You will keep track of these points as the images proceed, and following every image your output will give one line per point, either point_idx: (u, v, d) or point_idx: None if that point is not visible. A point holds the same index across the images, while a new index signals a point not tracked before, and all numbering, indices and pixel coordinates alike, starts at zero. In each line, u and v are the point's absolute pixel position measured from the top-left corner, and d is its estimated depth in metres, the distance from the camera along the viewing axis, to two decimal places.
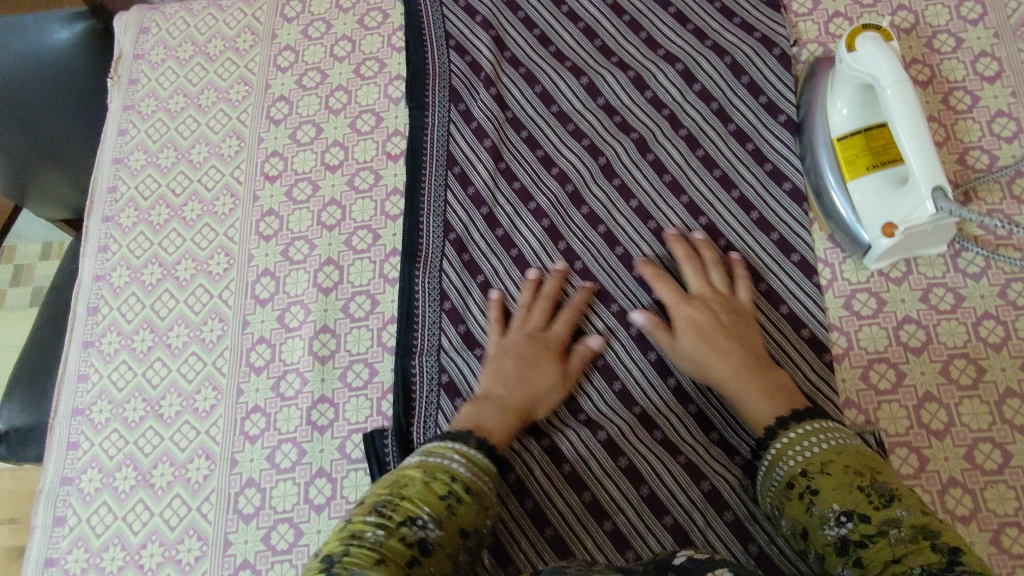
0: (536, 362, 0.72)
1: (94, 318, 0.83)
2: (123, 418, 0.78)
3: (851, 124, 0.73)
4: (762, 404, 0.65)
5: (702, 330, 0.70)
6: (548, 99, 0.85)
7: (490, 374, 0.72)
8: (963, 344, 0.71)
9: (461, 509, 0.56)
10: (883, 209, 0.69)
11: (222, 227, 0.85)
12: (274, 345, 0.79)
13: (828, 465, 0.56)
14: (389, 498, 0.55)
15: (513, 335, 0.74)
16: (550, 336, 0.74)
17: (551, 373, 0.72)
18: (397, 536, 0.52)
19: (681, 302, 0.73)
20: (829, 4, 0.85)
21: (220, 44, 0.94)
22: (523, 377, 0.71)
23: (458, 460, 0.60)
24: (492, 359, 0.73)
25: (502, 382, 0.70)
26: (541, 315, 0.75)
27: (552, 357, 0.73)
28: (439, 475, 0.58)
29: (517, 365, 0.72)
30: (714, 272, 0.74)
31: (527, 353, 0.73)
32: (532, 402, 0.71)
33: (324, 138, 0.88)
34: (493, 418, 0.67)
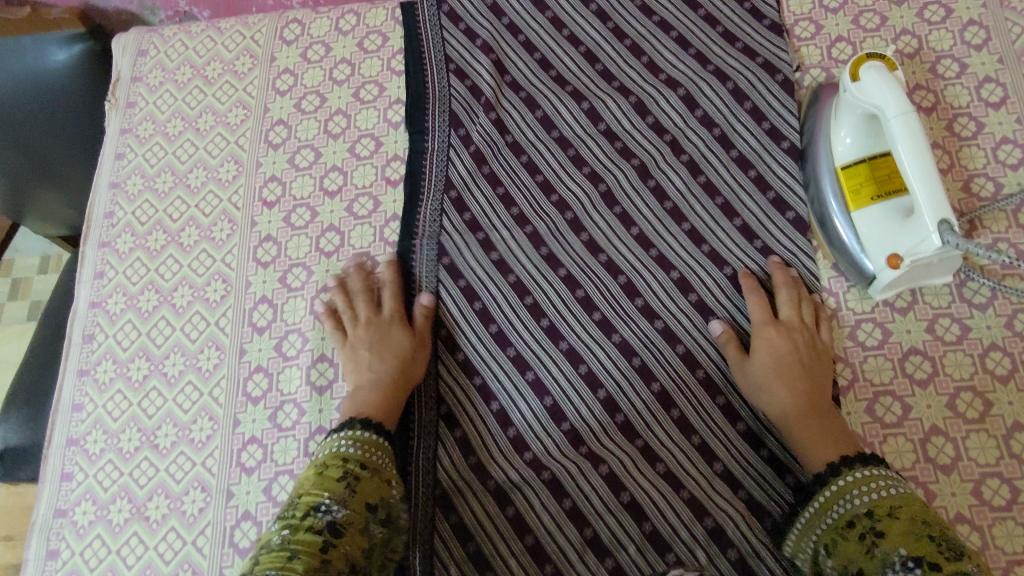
0: (385, 336, 0.75)
1: (90, 346, 0.82)
2: (118, 448, 0.77)
3: (854, 153, 0.72)
4: (820, 446, 0.65)
5: (786, 355, 0.69)
6: (549, 124, 0.85)
7: (354, 367, 0.74)
8: (969, 377, 0.70)
9: (360, 487, 0.62)
10: (888, 240, 0.68)
11: (219, 253, 0.84)
12: (271, 374, 0.78)
13: (896, 511, 0.57)
14: (291, 502, 0.61)
15: (352, 325, 0.76)
16: (384, 317, 0.76)
17: (403, 334, 0.75)
18: (303, 527, 0.57)
19: (770, 325, 0.72)
20: (832, 28, 0.85)
21: (218, 67, 0.94)
22: (385, 352, 0.74)
23: (347, 443, 0.65)
24: (348, 355, 0.75)
25: (367, 369, 0.73)
26: (366, 303, 0.77)
27: (399, 330, 0.76)
28: (331, 463, 0.63)
29: (375, 347, 0.74)
30: (803, 302, 0.73)
31: (380, 332, 0.75)
32: (406, 364, 0.74)
33: (323, 163, 0.87)
34: (373, 399, 0.71)
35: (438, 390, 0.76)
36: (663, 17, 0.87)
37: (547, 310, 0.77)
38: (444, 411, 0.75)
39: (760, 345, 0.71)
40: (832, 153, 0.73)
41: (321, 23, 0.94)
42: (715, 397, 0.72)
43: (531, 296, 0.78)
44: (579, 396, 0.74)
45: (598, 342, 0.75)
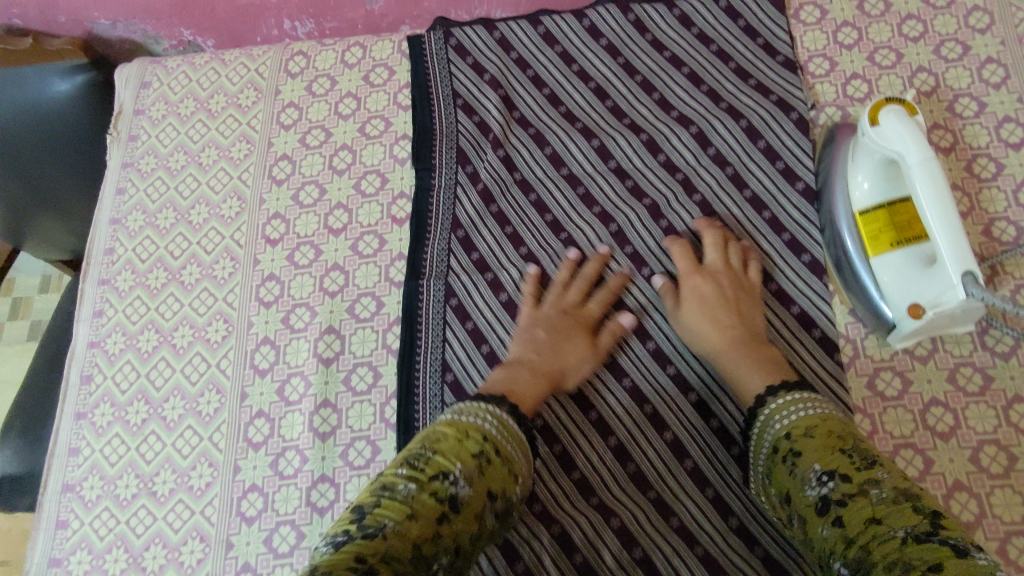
0: (570, 337, 0.73)
1: (88, 388, 0.80)
2: (115, 496, 0.75)
3: (873, 198, 0.70)
4: (750, 377, 0.66)
5: (710, 298, 0.72)
6: (558, 161, 0.83)
7: (522, 344, 0.73)
8: (993, 430, 0.67)
9: (490, 470, 0.57)
10: (910, 290, 0.66)
11: (221, 292, 0.82)
12: (273, 420, 0.76)
13: (814, 429, 0.57)
14: (423, 452, 0.57)
15: (547, 308, 0.75)
16: (585, 314, 0.75)
17: (583, 349, 0.73)
18: (427, 490, 0.53)
19: (693, 270, 0.74)
20: (847, 65, 0.83)
21: (222, 100, 0.92)
22: (556, 349, 0.72)
23: (489, 419, 0.61)
24: (524, 331, 0.74)
25: (534, 350, 0.72)
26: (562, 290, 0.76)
27: (583, 332, 0.74)
28: (471, 433, 0.59)
29: (550, 338, 0.72)
30: (730, 249, 0.75)
31: (565, 329, 0.73)
32: (563, 371, 0.72)
33: (327, 200, 0.85)
34: (524, 381, 0.69)
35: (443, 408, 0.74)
36: (674, 52, 0.86)
37: None
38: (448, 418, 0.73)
39: (688, 292, 0.73)
40: (850, 197, 0.72)
41: (326, 55, 0.92)
42: (729, 447, 0.70)
43: None
44: (590, 443, 0.72)
45: (609, 387, 0.74)
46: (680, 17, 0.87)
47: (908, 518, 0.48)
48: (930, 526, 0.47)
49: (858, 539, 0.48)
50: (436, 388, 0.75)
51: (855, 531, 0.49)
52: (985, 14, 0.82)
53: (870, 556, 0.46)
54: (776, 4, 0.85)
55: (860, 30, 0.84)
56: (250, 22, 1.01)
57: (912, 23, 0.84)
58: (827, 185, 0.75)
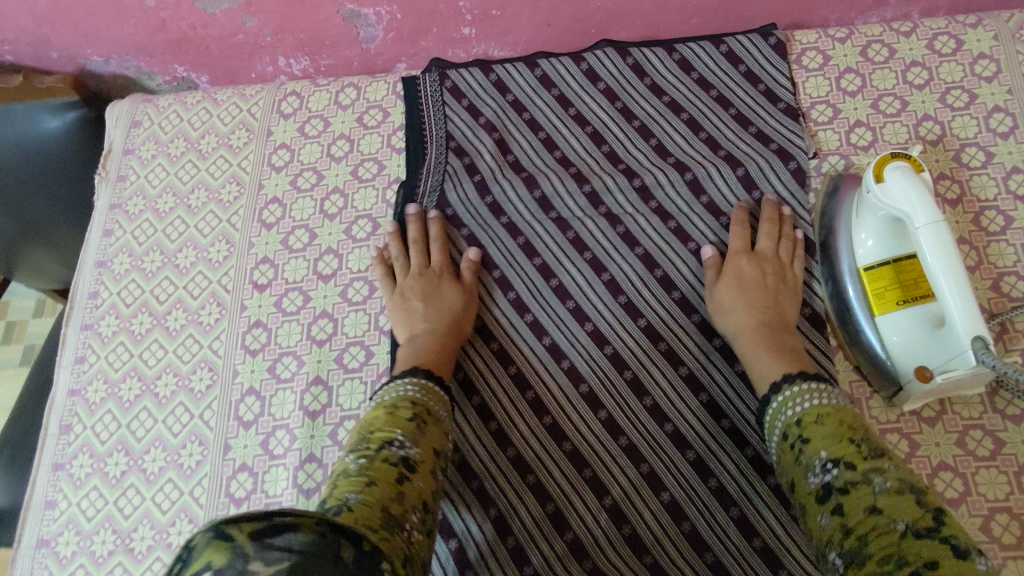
0: (436, 291, 0.76)
1: (67, 438, 0.78)
2: (91, 552, 0.73)
3: (877, 255, 0.68)
4: (771, 360, 0.66)
5: (753, 277, 0.72)
6: (548, 205, 0.81)
7: (405, 322, 0.75)
8: (1005, 497, 0.65)
9: (426, 429, 0.59)
10: (919, 352, 0.64)
11: (206, 339, 0.80)
12: (256, 474, 0.73)
13: (825, 415, 0.58)
14: (363, 436, 0.56)
15: (408, 279, 0.78)
16: (433, 266, 0.79)
17: (454, 290, 0.77)
18: (380, 459, 0.53)
19: (747, 248, 0.75)
20: (850, 113, 0.81)
21: (213, 140, 0.91)
22: (436, 307, 0.75)
23: (412, 387, 0.63)
24: (399, 307, 0.76)
25: (421, 321, 0.74)
26: (417, 252, 0.79)
27: (446, 280, 0.77)
28: (401, 404, 0.60)
29: (426, 301, 0.75)
30: (784, 239, 0.75)
31: (430, 285, 0.77)
32: (453, 317, 0.75)
33: (318, 245, 0.83)
34: (427, 347, 0.71)
35: None
36: (672, 97, 0.84)
37: (549, 406, 0.73)
38: None
39: (733, 266, 0.74)
40: (854, 252, 0.70)
41: (320, 96, 0.91)
42: (728, 509, 0.67)
43: (533, 390, 0.74)
44: (584, 502, 0.69)
45: (604, 444, 0.71)
46: (679, 61, 0.86)
47: (909, 511, 0.47)
48: (933, 520, 0.46)
49: (857, 528, 0.48)
50: None
51: (853, 520, 0.49)
52: (992, 62, 0.80)
53: (866, 548, 0.46)
54: (778, 49, 0.84)
55: (863, 77, 0.83)
56: (244, 59, 1.00)
57: (917, 71, 0.82)
58: (831, 238, 0.73)
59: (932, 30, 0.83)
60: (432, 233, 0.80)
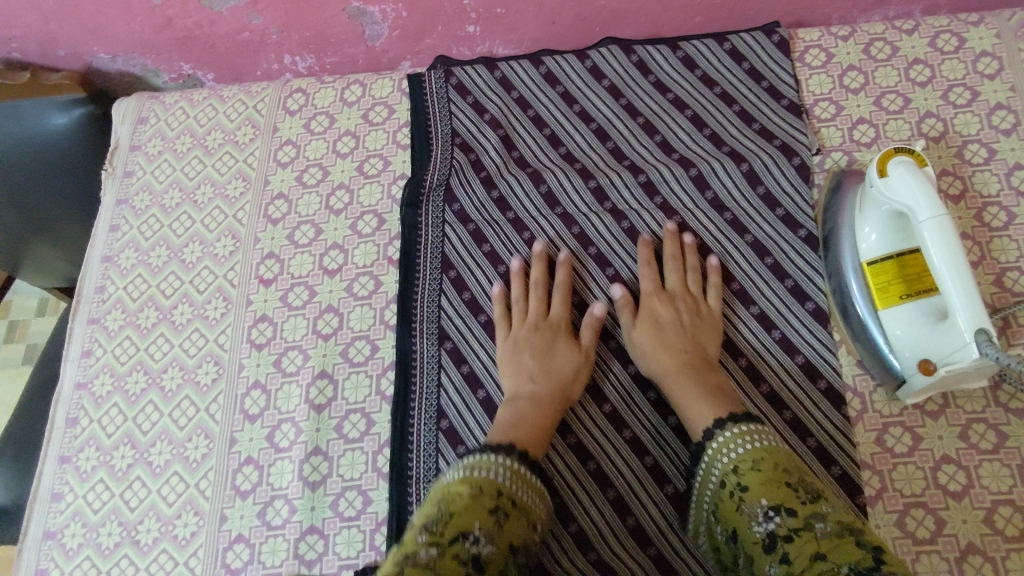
0: (551, 350, 0.73)
1: (73, 431, 0.78)
2: (97, 544, 0.73)
3: (880, 250, 0.68)
4: (692, 398, 0.67)
5: (665, 320, 0.73)
6: (553, 200, 0.81)
7: (512, 374, 0.73)
8: (1008, 489, 0.65)
9: (508, 523, 0.54)
10: (922, 345, 0.64)
11: (212, 333, 0.81)
12: (262, 467, 0.74)
13: (759, 461, 0.57)
14: (438, 515, 0.52)
15: (519, 328, 0.75)
16: (553, 319, 0.76)
17: (572, 353, 0.73)
18: (452, 552, 0.48)
19: (658, 287, 0.76)
20: (853, 110, 0.82)
21: (219, 137, 0.91)
22: (547, 366, 0.72)
23: (501, 471, 0.59)
24: (509, 359, 0.74)
25: (528, 380, 0.71)
26: (536, 303, 0.76)
27: (563, 339, 0.74)
28: (488, 488, 0.56)
29: (537, 358, 0.72)
30: (691, 272, 0.77)
31: (546, 341, 0.74)
32: (564, 385, 0.71)
33: (323, 241, 0.83)
34: (530, 413, 0.68)
35: (439, 447, 0.72)
36: (677, 94, 0.84)
37: None
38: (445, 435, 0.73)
39: (647, 308, 0.75)
40: (857, 247, 0.70)
41: (325, 93, 0.92)
42: None
43: None
44: (588, 494, 0.69)
45: (609, 437, 0.71)
46: (683, 58, 0.86)
47: (854, 556, 0.46)
48: (874, 560, 0.45)
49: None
50: (431, 435, 0.73)
51: (800, 568, 0.47)
52: (994, 60, 0.81)
53: None
54: (781, 47, 0.84)
55: (866, 74, 0.83)
56: (250, 57, 1.00)
57: (919, 68, 0.82)
58: (834, 233, 0.73)
59: (934, 28, 0.84)
60: (550, 283, 0.78)
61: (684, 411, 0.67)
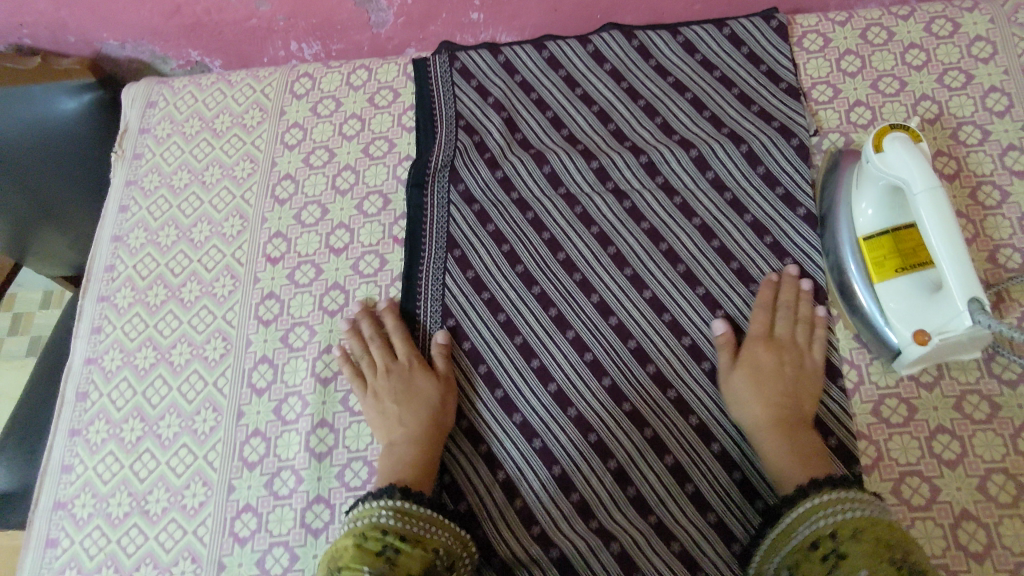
0: (410, 387, 0.73)
1: (83, 404, 0.80)
2: (106, 514, 0.74)
3: (876, 225, 0.69)
4: (788, 461, 0.65)
5: (767, 368, 0.70)
6: (556, 180, 0.83)
7: (381, 426, 0.72)
8: (1001, 458, 0.66)
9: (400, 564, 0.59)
10: (916, 316, 0.65)
11: (220, 310, 0.82)
12: (269, 439, 0.75)
13: (861, 530, 0.56)
14: None
15: (378, 377, 0.75)
16: (401, 361, 0.76)
17: (431, 383, 0.73)
18: None
19: (766, 336, 0.73)
20: (850, 93, 0.83)
21: (227, 120, 0.93)
22: (413, 406, 0.72)
23: (387, 511, 0.63)
24: (374, 408, 0.73)
25: (398, 424, 0.71)
26: (381, 349, 0.76)
27: (422, 373, 0.74)
28: (371, 534, 0.60)
29: (401, 402, 0.72)
30: (801, 324, 0.73)
31: (404, 382, 0.74)
32: (436, 417, 0.72)
33: (329, 220, 0.85)
34: (406, 457, 0.69)
35: None
36: (677, 78, 0.86)
37: (555, 374, 0.74)
38: None
39: (749, 354, 0.72)
40: (853, 222, 0.71)
41: (332, 77, 0.93)
42: (731, 472, 0.69)
43: (539, 359, 0.75)
44: (589, 465, 0.71)
45: (609, 410, 0.72)
46: (684, 43, 0.88)
47: None
48: None
49: None
50: None
51: None
52: (988, 44, 0.83)
53: None
54: (780, 32, 0.86)
55: (863, 58, 0.85)
56: (257, 44, 1.02)
57: (915, 52, 0.84)
58: (832, 210, 0.74)
59: (930, 13, 0.86)
60: (393, 326, 0.77)
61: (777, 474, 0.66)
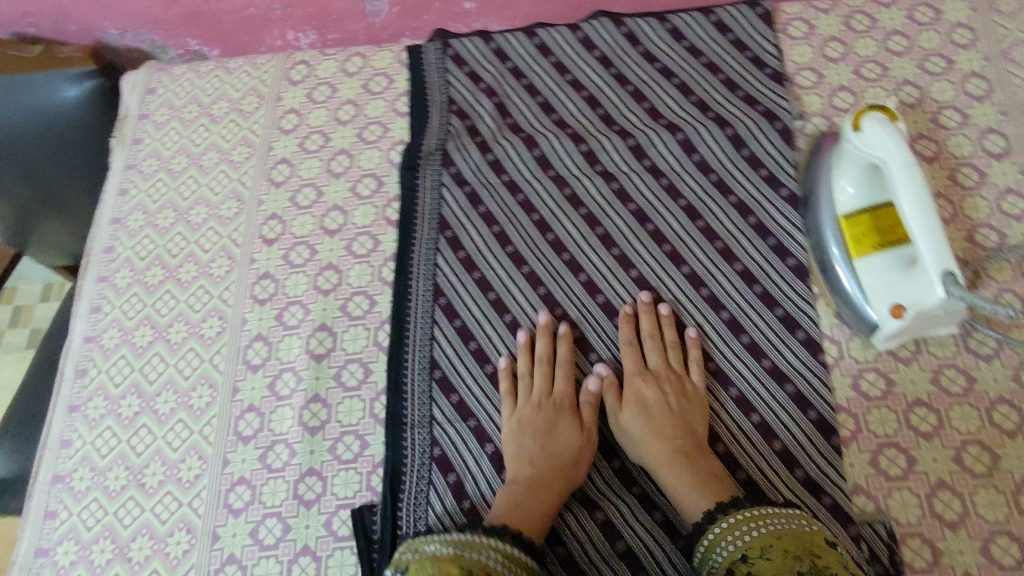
0: (555, 428, 0.71)
1: (82, 381, 0.82)
2: (104, 487, 0.76)
3: (857, 203, 0.71)
4: (690, 483, 0.66)
5: (648, 404, 0.72)
6: (546, 163, 0.84)
7: (514, 456, 0.70)
8: (975, 430, 0.68)
9: None
10: (893, 291, 0.67)
11: (216, 289, 0.84)
12: (263, 414, 0.77)
13: (767, 549, 0.59)
14: None
15: (526, 408, 0.73)
16: (559, 397, 0.74)
17: (573, 431, 0.71)
18: None
19: (639, 369, 0.74)
20: (834, 78, 0.85)
21: (224, 106, 0.95)
22: (547, 443, 0.70)
23: (494, 555, 0.61)
24: (512, 440, 0.71)
25: (529, 465, 0.69)
26: (543, 375, 0.74)
27: (569, 417, 0.72)
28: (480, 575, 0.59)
29: (538, 436, 0.70)
30: (672, 348, 0.75)
31: (550, 419, 0.72)
32: (569, 466, 0.69)
33: (324, 203, 0.87)
34: (529, 502, 0.66)
35: (432, 394, 0.75)
36: (665, 64, 0.88)
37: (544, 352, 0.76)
38: (437, 377, 0.76)
39: (628, 392, 0.73)
40: (834, 201, 0.73)
41: (327, 65, 0.95)
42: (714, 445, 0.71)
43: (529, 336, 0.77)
44: None
45: (597, 385, 0.75)
46: (671, 30, 0.90)
47: None
48: None
49: None
50: (424, 384, 0.76)
51: None
52: (968, 31, 0.85)
53: None
54: (765, 19, 0.88)
55: (846, 45, 0.87)
56: (255, 33, 1.04)
57: (897, 39, 0.86)
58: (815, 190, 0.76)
59: (912, 2, 0.88)
60: (545, 356, 0.75)
61: (679, 500, 0.66)
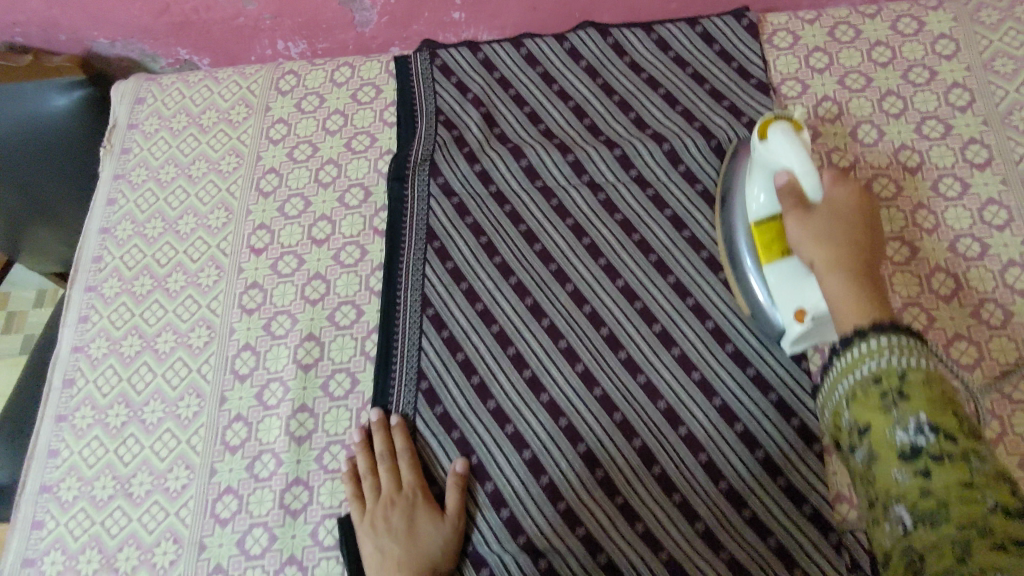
0: (416, 525, 0.69)
1: (70, 391, 0.82)
2: (91, 497, 0.76)
3: (764, 211, 0.69)
4: (846, 303, 0.57)
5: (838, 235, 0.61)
6: (533, 173, 0.85)
7: (377, 564, 0.67)
8: None
9: None
10: (795, 292, 0.66)
11: (204, 299, 0.84)
12: (251, 423, 0.77)
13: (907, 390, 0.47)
14: None
15: (378, 506, 0.70)
16: (406, 491, 0.71)
17: (432, 524, 0.69)
18: None
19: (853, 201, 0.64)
20: (818, 88, 0.86)
21: (214, 116, 0.95)
22: (411, 544, 0.68)
23: None
24: (371, 545, 0.68)
25: (393, 567, 0.66)
26: (388, 473, 0.72)
27: (427, 511, 0.70)
28: None
29: (400, 538, 0.68)
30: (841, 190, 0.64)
31: (406, 518, 0.70)
32: (432, 561, 0.67)
33: (312, 212, 0.87)
34: None
35: (417, 404, 0.76)
36: (651, 74, 0.89)
37: (530, 361, 0.76)
38: (423, 386, 0.76)
39: (827, 208, 0.63)
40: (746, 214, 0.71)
41: (317, 74, 0.96)
42: (697, 454, 0.71)
43: (515, 346, 0.77)
44: (558, 449, 0.72)
45: (579, 395, 0.74)
46: (657, 41, 0.91)
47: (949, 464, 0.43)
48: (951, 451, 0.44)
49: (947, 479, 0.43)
50: (411, 394, 0.76)
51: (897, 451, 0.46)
52: (951, 42, 0.86)
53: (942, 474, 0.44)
54: (749, 30, 0.89)
55: (830, 56, 0.88)
56: (245, 42, 1.05)
57: (880, 50, 0.87)
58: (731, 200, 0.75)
59: (895, 13, 0.89)
60: (395, 450, 0.73)
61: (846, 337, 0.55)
